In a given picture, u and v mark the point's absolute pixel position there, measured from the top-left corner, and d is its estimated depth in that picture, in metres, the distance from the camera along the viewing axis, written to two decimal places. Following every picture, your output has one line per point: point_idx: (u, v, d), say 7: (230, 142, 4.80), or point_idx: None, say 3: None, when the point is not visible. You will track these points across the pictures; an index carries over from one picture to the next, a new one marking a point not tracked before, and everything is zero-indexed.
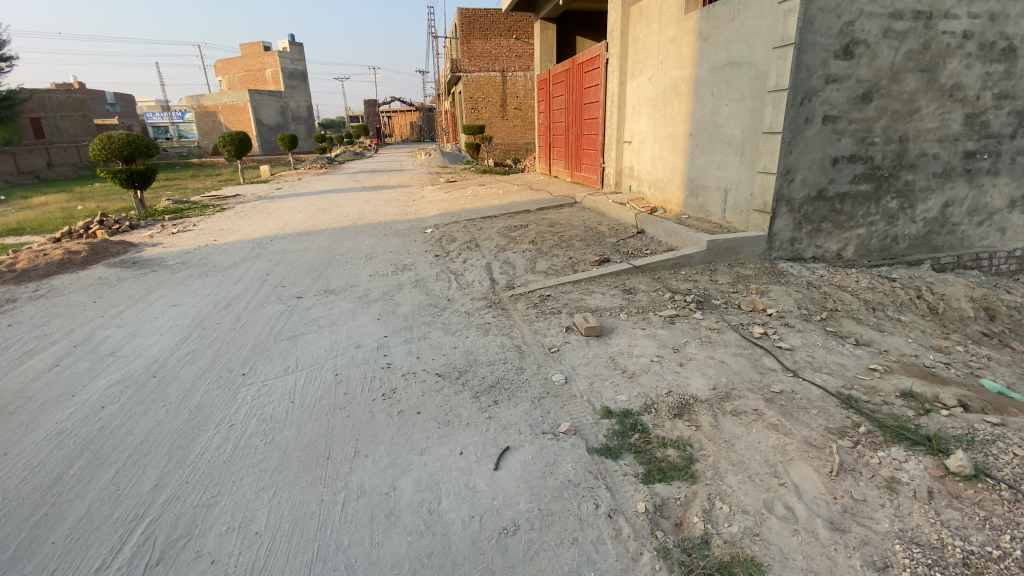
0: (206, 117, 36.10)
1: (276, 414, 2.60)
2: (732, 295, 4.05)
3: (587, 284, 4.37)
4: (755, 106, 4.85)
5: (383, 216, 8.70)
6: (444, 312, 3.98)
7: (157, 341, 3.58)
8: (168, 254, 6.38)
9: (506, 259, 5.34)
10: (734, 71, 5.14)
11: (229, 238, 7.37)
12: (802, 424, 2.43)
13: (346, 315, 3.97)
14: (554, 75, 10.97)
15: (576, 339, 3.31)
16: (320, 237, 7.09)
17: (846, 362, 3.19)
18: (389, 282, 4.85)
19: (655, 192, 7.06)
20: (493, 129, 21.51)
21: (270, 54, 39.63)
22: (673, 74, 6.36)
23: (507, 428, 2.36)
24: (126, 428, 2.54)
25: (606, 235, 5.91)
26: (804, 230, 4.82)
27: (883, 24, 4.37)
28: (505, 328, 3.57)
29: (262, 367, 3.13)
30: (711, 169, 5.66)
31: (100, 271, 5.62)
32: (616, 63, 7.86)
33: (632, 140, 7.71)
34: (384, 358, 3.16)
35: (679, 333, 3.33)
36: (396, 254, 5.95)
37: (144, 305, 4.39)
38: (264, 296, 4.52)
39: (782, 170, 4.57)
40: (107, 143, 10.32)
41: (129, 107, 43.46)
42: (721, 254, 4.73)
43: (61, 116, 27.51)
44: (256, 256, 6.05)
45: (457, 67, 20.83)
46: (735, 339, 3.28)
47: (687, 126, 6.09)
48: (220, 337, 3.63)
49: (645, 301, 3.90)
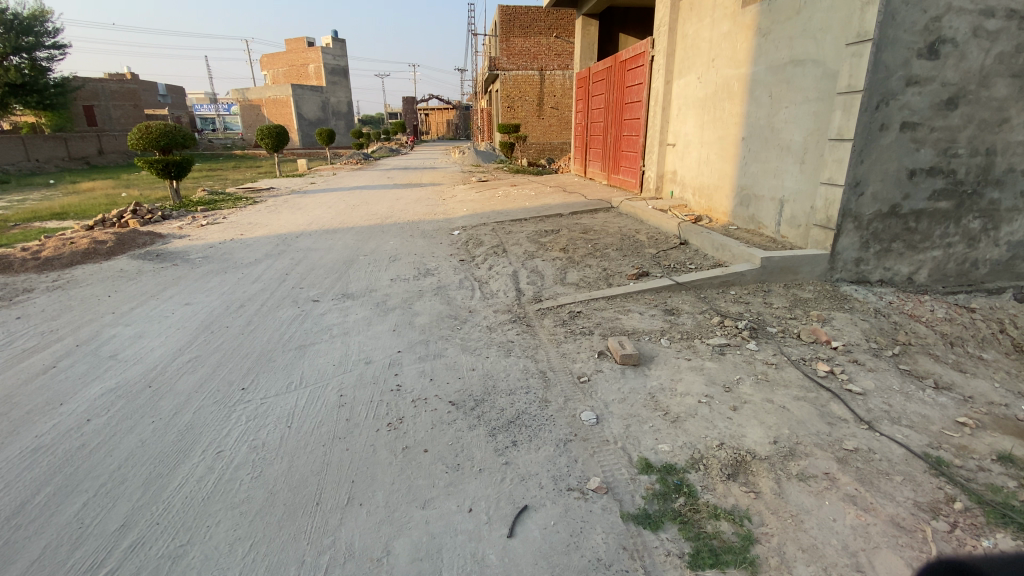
0: (249, 110, 37.04)
1: (269, 442, 2.31)
2: (789, 322, 3.57)
3: (623, 301, 3.98)
4: (821, 110, 4.34)
5: (411, 215, 8.48)
6: (464, 325, 3.65)
7: (160, 345, 3.38)
8: (193, 247, 6.30)
9: (535, 268, 4.98)
10: (797, 70, 4.63)
11: (255, 232, 7.27)
12: (886, 497, 1.97)
13: (360, 325, 3.69)
14: (594, 73, 10.52)
15: (610, 368, 2.92)
16: (345, 235, 6.91)
17: (930, 414, 2.65)
18: (409, 288, 4.56)
19: (699, 200, 6.58)
20: (528, 128, 21.21)
21: (313, 50, 40.39)
22: (725, 73, 5.85)
23: (525, 481, 2.01)
24: (108, 448, 2.32)
25: (645, 245, 5.48)
26: (872, 250, 4.28)
27: (974, 20, 3.79)
28: (528, 349, 3.21)
29: (263, 382, 2.87)
30: (767, 177, 5.15)
31: (123, 263, 5.56)
32: (662, 61, 7.38)
33: (676, 143, 7.22)
34: (394, 378, 2.85)
35: (729, 368, 2.90)
36: (420, 257, 5.67)
37: (157, 302, 4.24)
38: (279, 298, 4.30)
39: (851, 182, 4.05)
40: (145, 133, 10.47)
41: (179, 98, 45.09)
42: (776, 273, 4.25)
43: (114, 105, 28.60)
44: (278, 253, 5.88)
45: (495, 65, 20.60)
46: (795, 379, 2.83)
47: (740, 129, 5.59)
48: (226, 343, 3.40)
49: (689, 325, 3.48)
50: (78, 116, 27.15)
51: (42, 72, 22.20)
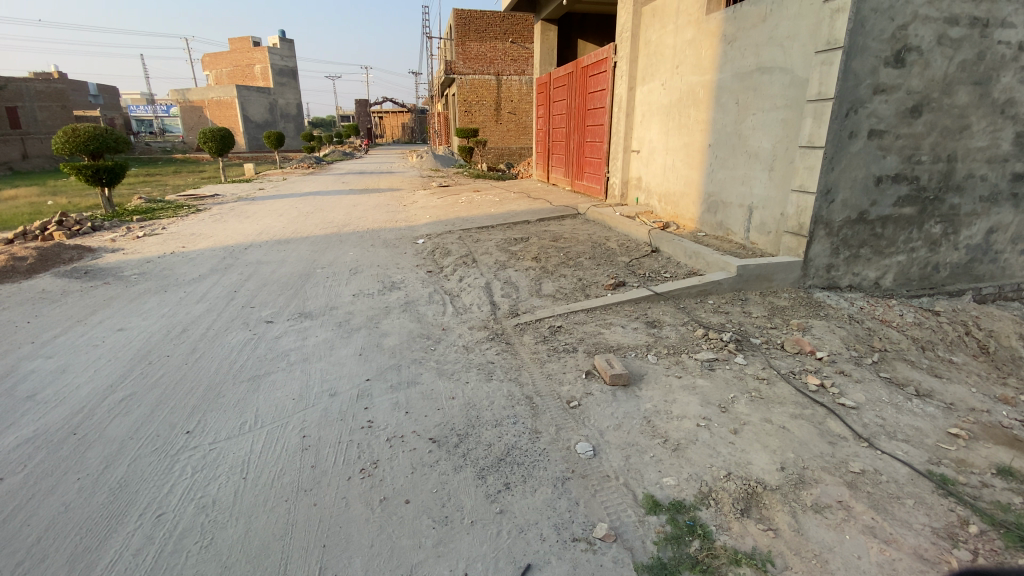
0: (191, 111, 35.06)
1: (220, 500, 1.99)
2: (771, 332, 3.51)
3: (603, 314, 3.81)
4: (790, 117, 4.36)
5: (370, 223, 8.08)
6: (438, 346, 3.38)
7: (88, 380, 2.93)
8: (128, 263, 5.71)
9: (507, 279, 4.77)
10: (765, 78, 4.64)
11: (200, 244, 6.70)
12: (903, 526, 1.88)
13: (322, 349, 3.35)
14: (555, 78, 10.44)
15: (600, 390, 2.73)
16: (300, 246, 6.46)
17: (922, 426, 2.63)
18: (373, 304, 4.24)
19: (666, 206, 6.55)
20: (487, 133, 21.01)
21: (259, 50, 38.73)
22: (690, 80, 5.85)
23: (523, 533, 1.79)
24: (18, 515, 1.92)
25: (617, 253, 5.37)
26: (842, 256, 4.30)
27: (937, 29, 3.89)
28: (510, 371, 2.98)
29: (212, 423, 2.51)
30: (735, 184, 5.15)
31: (45, 282, 4.94)
32: (625, 67, 7.35)
33: (641, 149, 7.21)
34: (364, 412, 2.56)
35: (722, 386, 2.77)
36: (383, 268, 5.35)
37: (84, 328, 3.73)
38: (227, 320, 3.89)
39: (823, 189, 4.06)
40: (71, 136, 9.54)
41: (113, 99, 42.28)
42: (753, 281, 4.19)
43: (38, 106, 26.33)
44: (226, 268, 5.40)
45: (451, 69, 20.27)
46: (790, 395, 2.74)
47: (706, 136, 5.59)
48: (166, 376, 2.99)
49: (674, 339, 3.34)
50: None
51: None
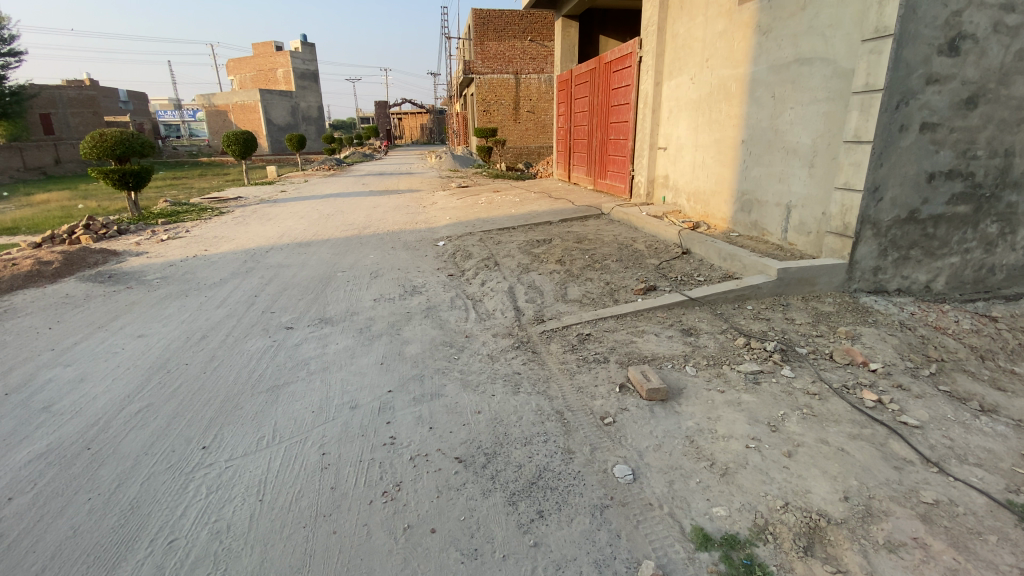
0: (215, 116, 35.76)
1: (235, 525, 1.87)
2: (817, 341, 3.28)
3: (634, 320, 3.62)
4: (834, 110, 4.10)
5: (390, 224, 8.00)
6: (462, 354, 3.23)
7: (105, 391, 2.87)
8: (152, 267, 5.71)
9: (531, 283, 4.60)
10: (804, 69, 4.38)
11: (222, 247, 6.69)
12: (990, 569, 1.66)
13: (342, 357, 3.23)
14: (576, 75, 10.23)
15: (636, 405, 2.54)
16: (321, 249, 6.40)
17: (995, 447, 2.38)
18: (394, 309, 4.12)
19: (695, 205, 6.31)
20: (505, 133, 20.87)
21: (281, 54, 39.27)
22: (721, 73, 5.60)
23: (561, 570, 1.62)
24: (27, 540, 1.84)
25: (645, 254, 5.15)
26: (890, 258, 4.01)
27: (995, 15, 3.59)
28: (538, 383, 2.81)
29: (230, 438, 2.41)
30: (771, 182, 4.89)
31: (70, 287, 4.95)
32: (651, 62, 7.11)
33: (668, 147, 6.97)
34: (386, 427, 2.42)
35: (770, 402, 2.56)
36: (404, 272, 5.23)
37: (105, 335, 3.69)
38: (247, 326, 3.81)
39: (870, 187, 3.79)
40: (98, 141, 9.68)
41: (141, 104, 43.41)
42: (794, 285, 3.94)
43: (70, 112, 27.09)
44: (247, 272, 5.35)
45: (470, 69, 20.16)
46: (844, 412, 2.51)
47: (738, 131, 5.34)
48: (184, 386, 2.91)
49: (712, 349, 3.13)
50: (33, 124, 25.76)
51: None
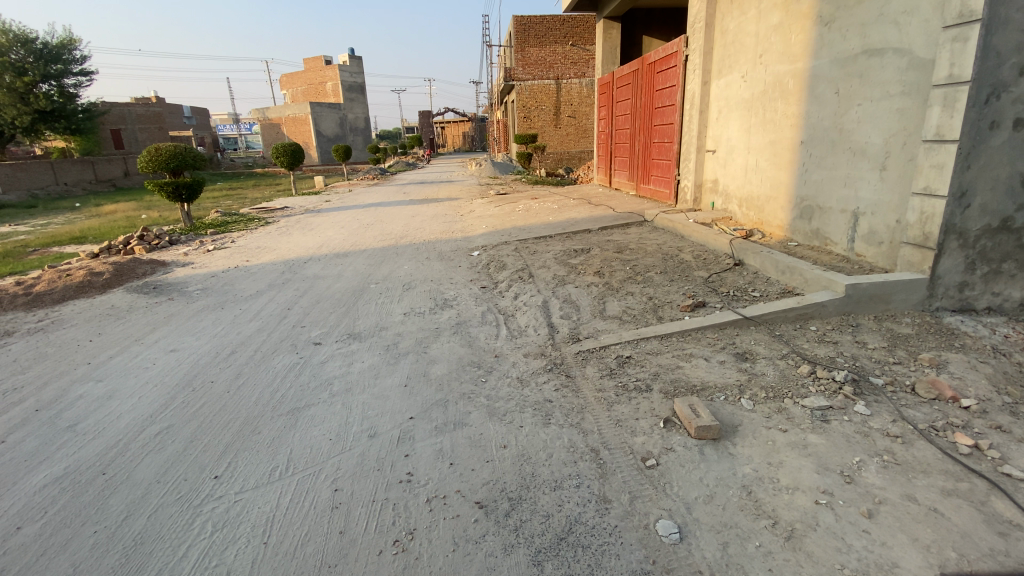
0: (269, 128, 37.43)
1: (234, 572, 1.72)
2: (896, 370, 2.85)
3: (680, 342, 3.30)
4: (911, 106, 3.64)
5: (427, 234, 7.94)
6: (490, 377, 3.01)
7: (130, 411, 2.84)
8: (194, 277, 5.83)
9: (568, 297, 4.35)
10: (874, 62, 3.94)
11: (263, 257, 6.79)
12: None
13: (366, 377, 3.08)
14: (618, 78, 9.90)
15: (684, 446, 2.25)
16: (356, 259, 6.37)
17: None
18: (423, 325, 3.95)
19: (748, 212, 5.86)
20: (546, 138, 20.66)
21: (330, 68, 40.76)
22: (777, 69, 5.16)
23: None
24: None
25: (693, 266, 4.79)
26: (980, 272, 3.49)
27: None
28: (572, 415, 2.55)
29: (243, 466, 2.28)
30: (835, 187, 4.44)
31: (116, 298, 5.11)
32: (698, 61, 6.72)
33: (717, 149, 6.55)
34: (404, 461, 2.23)
35: (842, 446, 2.19)
36: (436, 284, 5.08)
37: (139, 349, 3.72)
38: (276, 341, 3.74)
39: (956, 192, 3.31)
40: (155, 155, 10.17)
41: (203, 119, 46.15)
42: (864, 303, 3.51)
43: (139, 128, 29.02)
44: (283, 283, 5.35)
45: (510, 76, 20.12)
46: (933, 460, 2.11)
47: (796, 132, 4.90)
48: (205, 406, 2.83)
49: (771, 377, 2.77)
50: (106, 140, 27.73)
51: (70, 98, 22.49)
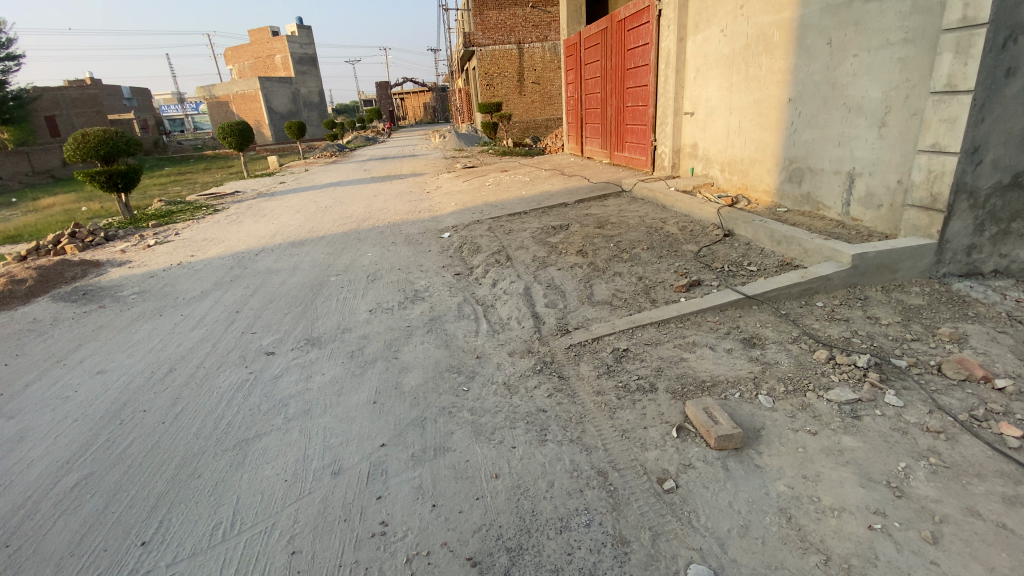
0: (217, 107, 35.18)
1: None
2: (916, 349, 2.60)
3: (680, 329, 2.98)
4: (915, 54, 3.33)
5: (391, 215, 7.39)
6: (471, 385, 2.63)
7: (41, 457, 2.35)
8: (131, 279, 5.19)
9: (550, 281, 3.98)
10: (872, 7, 3.60)
11: (210, 251, 6.15)
12: None
13: (328, 394, 2.65)
14: (586, 38, 9.34)
15: (705, 460, 1.94)
16: (315, 248, 5.82)
17: None
18: (392, 323, 3.52)
19: (731, 176, 5.56)
20: (511, 107, 19.92)
21: (278, 40, 38.33)
22: (760, 20, 4.78)
23: None
24: None
25: (681, 239, 4.47)
26: (987, 234, 3.27)
27: None
28: (570, 427, 2.20)
29: (178, 528, 1.86)
30: (828, 147, 4.15)
31: (40, 309, 4.48)
32: (672, 15, 6.27)
33: (696, 111, 6.18)
34: (376, 507, 1.84)
35: (881, 449, 1.93)
36: (405, 273, 4.63)
37: (60, 372, 3.18)
38: (223, 352, 3.26)
39: (968, 147, 3.04)
40: (81, 143, 9.16)
41: (145, 100, 43.09)
42: (871, 273, 3.25)
43: (75, 114, 26.63)
44: (231, 281, 4.79)
45: (470, 41, 19.13)
46: (983, 459, 1.86)
47: (783, 88, 4.56)
48: (135, 446, 2.36)
49: (786, 366, 2.49)
50: (38, 127, 25.43)
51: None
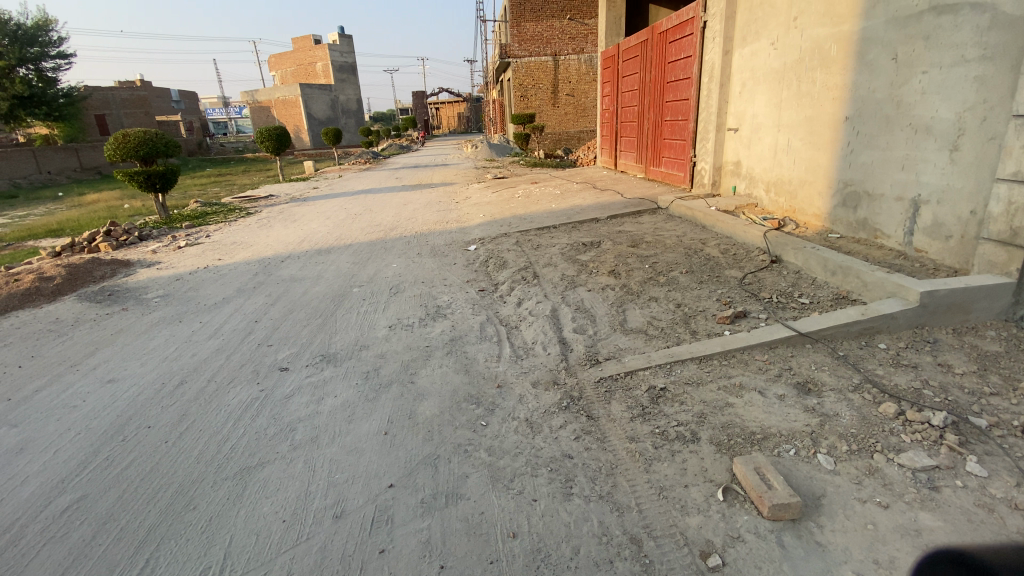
0: (258, 112, 36.32)
1: None
2: (1001, 406, 2.27)
3: (723, 367, 2.70)
4: (996, 72, 3.00)
5: (419, 224, 7.29)
6: (491, 419, 2.42)
7: (38, 473, 2.24)
8: (157, 280, 5.19)
9: (580, 303, 3.74)
10: (944, 21, 3.29)
11: (237, 255, 6.14)
12: None
13: (337, 420, 2.48)
14: (624, 50, 9.13)
15: (755, 532, 1.68)
16: (340, 256, 5.74)
17: None
18: (411, 342, 3.35)
19: (778, 197, 5.22)
20: (544, 118, 19.85)
21: (320, 48, 39.45)
22: (816, 33, 4.48)
23: None
24: None
25: (723, 264, 4.18)
26: None
27: None
28: (599, 480, 1.97)
29: (164, 570, 1.70)
30: (890, 170, 3.81)
31: (64, 308, 4.49)
32: (718, 27, 6.01)
33: (741, 128, 5.88)
34: (376, 564, 1.64)
35: (969, 534, 1.62)
36: (428, 287, 4.47)
37: (73, 378, 3.11)
38: (237, 366, 3.14)
39: None
40: (123, 143, 9.42)
41: (192, 103, 44.89)
42: (941, 313, 2.91)
43: (125, 113, 27.89)
44: (254, 288, 4.71)
45: (506, 53, 19.17)
46: None
47: (840, 106, 4.24)
48: (134, 467, 2.23)
49: (848, 420, 2.19)
50: (90, 126, 26.63)
51: (50, 82, 21.50)
